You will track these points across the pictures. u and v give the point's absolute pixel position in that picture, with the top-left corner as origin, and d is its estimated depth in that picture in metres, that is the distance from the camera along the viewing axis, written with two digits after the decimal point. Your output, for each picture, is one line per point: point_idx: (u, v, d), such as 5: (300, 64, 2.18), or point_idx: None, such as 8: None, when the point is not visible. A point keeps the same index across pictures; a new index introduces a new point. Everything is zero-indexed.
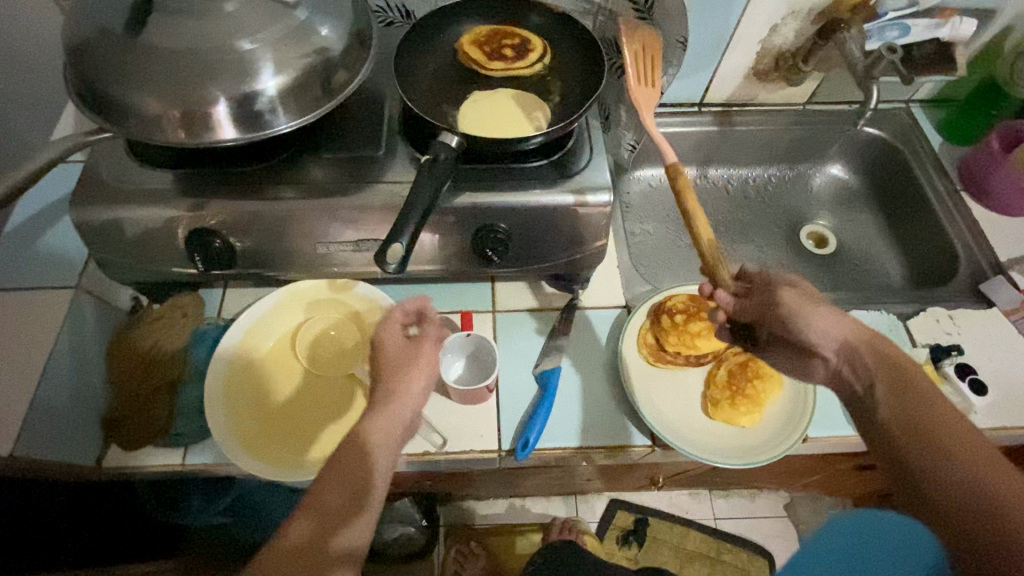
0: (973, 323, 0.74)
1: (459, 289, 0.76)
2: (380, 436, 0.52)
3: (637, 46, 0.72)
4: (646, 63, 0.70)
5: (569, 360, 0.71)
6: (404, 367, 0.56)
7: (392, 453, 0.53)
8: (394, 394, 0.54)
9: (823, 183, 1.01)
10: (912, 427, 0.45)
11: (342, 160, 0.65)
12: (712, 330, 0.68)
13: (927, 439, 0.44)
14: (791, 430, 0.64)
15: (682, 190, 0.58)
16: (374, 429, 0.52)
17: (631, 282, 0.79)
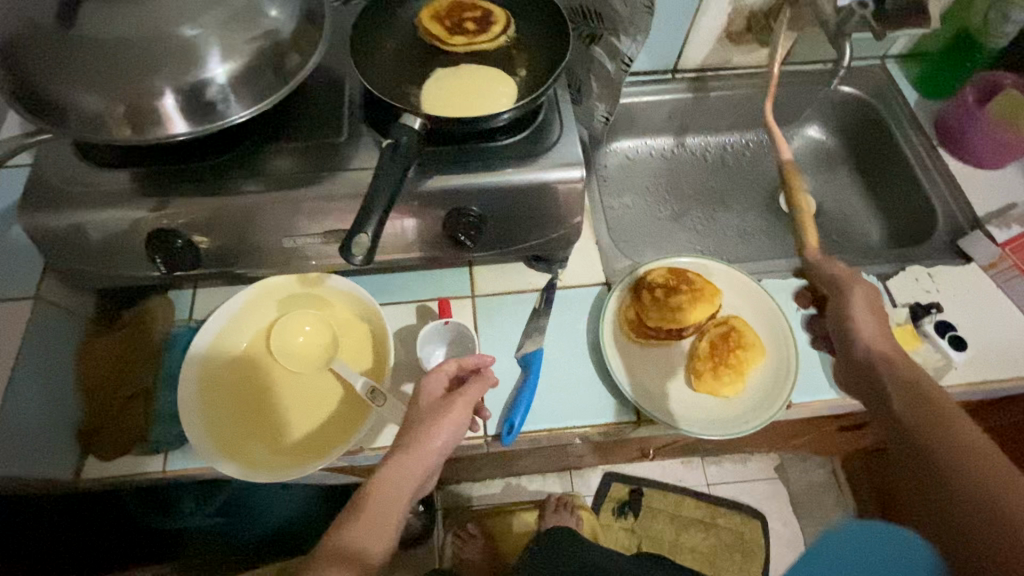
0: (952, 280, 0.74)
1: (436, 275, 0.74)
2: (395, 482, 0.53)
3: None
4: None
5: (551, 341, 0.70)
6: (433, 422, 0.56)
7: (402, 501, 0.54)
8: (423, 434, 0.55)
9: (801, 145, 1.01)
10: (914, 416, 0.46)
11: (305, 149, 0.62)
12: (693, 302, 0.68)
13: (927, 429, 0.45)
14: (774, 398, 0.64)
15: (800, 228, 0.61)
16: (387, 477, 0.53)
17: (610, 258, 0.78)
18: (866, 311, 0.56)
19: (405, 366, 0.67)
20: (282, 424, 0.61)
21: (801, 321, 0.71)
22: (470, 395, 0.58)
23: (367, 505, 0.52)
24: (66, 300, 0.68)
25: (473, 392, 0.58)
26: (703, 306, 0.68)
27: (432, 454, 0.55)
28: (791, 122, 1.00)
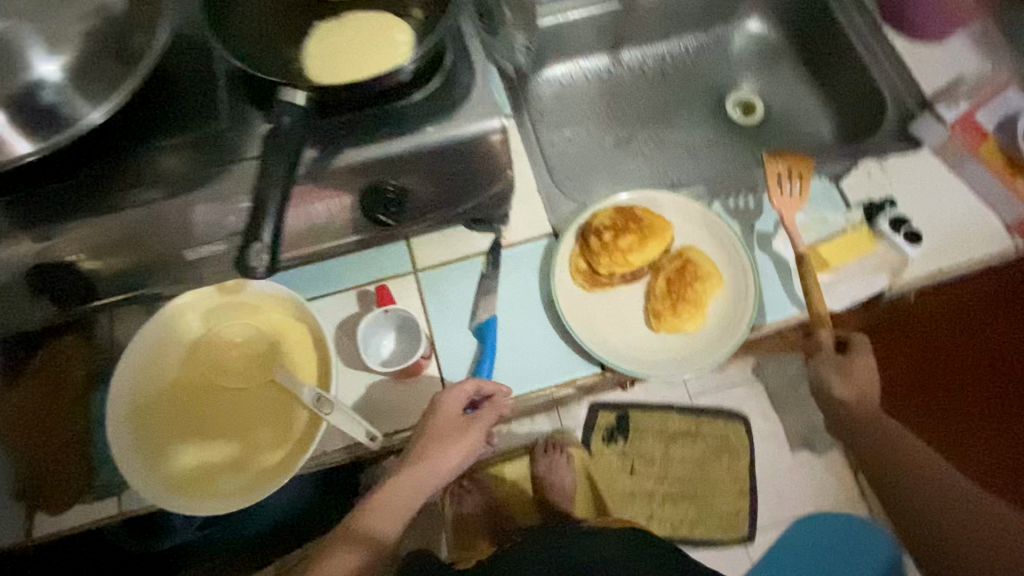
0: (904, 170, 0.71)
1: (371, 255, 0.68)
2: (405, 496, 0.61)
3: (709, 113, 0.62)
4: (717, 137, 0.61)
5: (503, 305, 0.67)
6: (444, 449, 0.59)
7: (412, 502, 0.61)
8: (434, 455, 0.59)
9: (741, 43, 0.94)
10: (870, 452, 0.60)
11: (191, 143, 0.54)
12: (643, 241, 0.64)
13: (879, 443, 0.59)
14: (736, 325, 0.62)
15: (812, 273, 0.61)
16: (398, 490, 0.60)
17: (554, 204, 0.73)
18: (835, 369, 0.60)
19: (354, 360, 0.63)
20: (231, 449, 0.58)
21: (755, 239, 0.68)
22: (482, 423, 0.61)
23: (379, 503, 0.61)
24: None
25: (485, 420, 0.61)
26: (653, 244, 0.65)
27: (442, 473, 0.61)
28: (727, 19, 0.93)
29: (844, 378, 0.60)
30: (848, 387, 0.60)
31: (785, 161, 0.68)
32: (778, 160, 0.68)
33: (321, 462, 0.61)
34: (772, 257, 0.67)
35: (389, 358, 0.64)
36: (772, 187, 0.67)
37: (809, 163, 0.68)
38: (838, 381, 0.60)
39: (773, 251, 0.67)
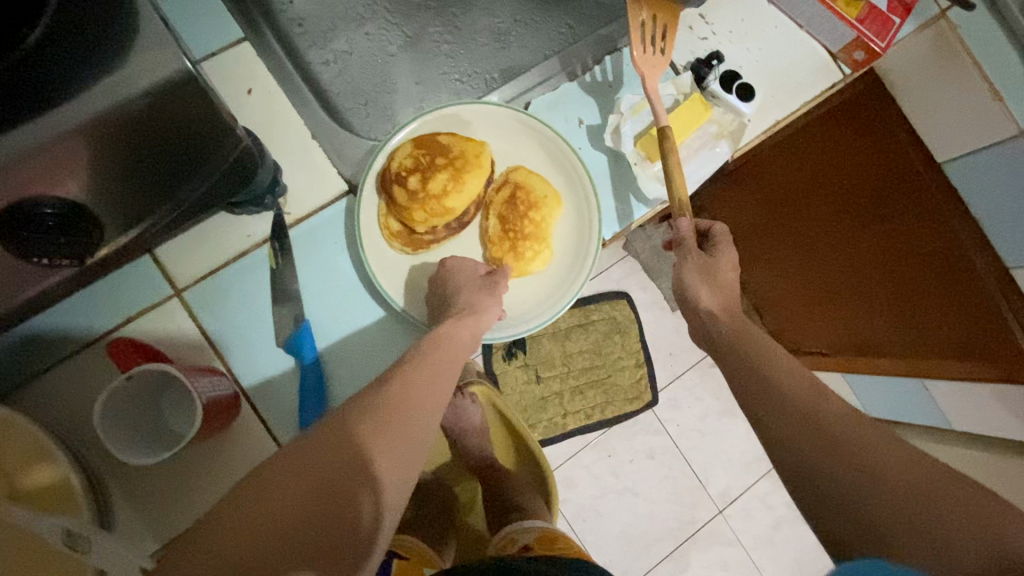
0: (723, 13, 0.62)
1: (102, 291, 0.48)
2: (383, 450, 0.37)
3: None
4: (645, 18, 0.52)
5: (315, 301, 0.52)
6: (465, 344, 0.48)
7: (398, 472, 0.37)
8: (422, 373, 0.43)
9: None
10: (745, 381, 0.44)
11: None
12: (459, 176, 0.51)
13: (750, 364, 0.44)
14: (585, 248, 0.54)
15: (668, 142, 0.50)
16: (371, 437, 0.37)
17: (341, 148, 0.55)
18: (697, 272, 0.51)
19: None
20: None
21: (585, 135, 0.58)
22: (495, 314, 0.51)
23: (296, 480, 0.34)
24: None
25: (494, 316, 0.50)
26: (471, 177, 0.51)
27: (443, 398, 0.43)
28: None
29: (705, 279, 0.51)
30: (718, 298, 0.50)
31: (649, 8, 0.52)
32: (641, 7, 0.52)
33: None
34: (607, 153, 0.58)
35: (168, 424, 0.46)
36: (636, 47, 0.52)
37: (674, 10, 0.54)
38: (703, 287, 0.50)
39: (607, 147, 0.58)
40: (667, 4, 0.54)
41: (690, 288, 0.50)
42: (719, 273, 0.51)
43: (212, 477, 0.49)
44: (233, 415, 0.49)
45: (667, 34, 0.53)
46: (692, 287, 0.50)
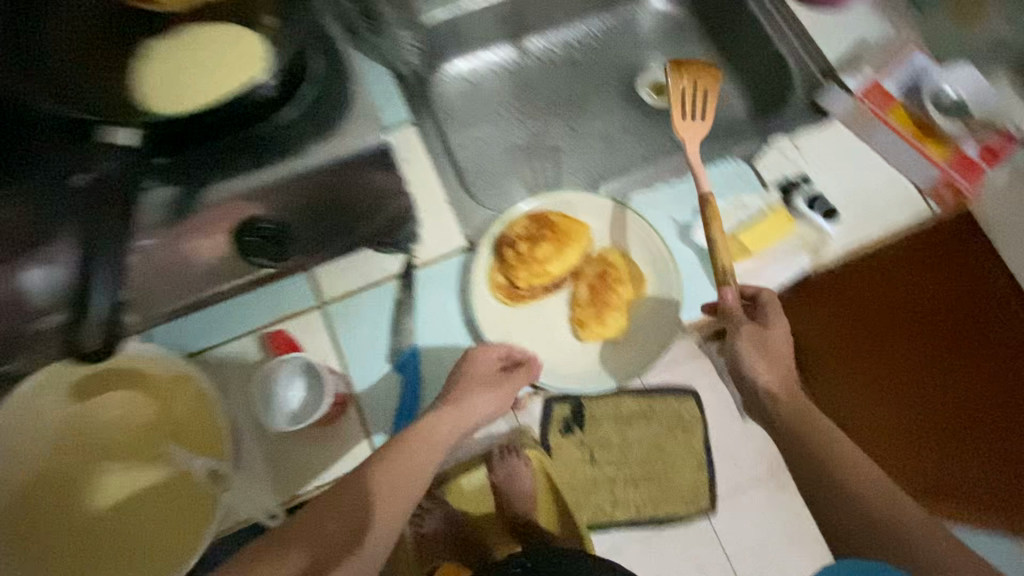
0: (815, 145, 0.70)
1: (268, 295, 0.61)
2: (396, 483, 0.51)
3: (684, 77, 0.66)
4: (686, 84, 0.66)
5: (424, 331, 0.62)
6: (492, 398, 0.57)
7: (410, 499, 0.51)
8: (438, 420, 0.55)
9: (650, 19, 0.90)
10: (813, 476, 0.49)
11: (12, 198, 0.45)
12: (561, 248, 0.61)
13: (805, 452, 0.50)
14: (662, 325, 0.61)
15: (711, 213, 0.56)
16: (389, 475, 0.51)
17: (466, 213, 0.67)
18: (755, 342, 0.53)
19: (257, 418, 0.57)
20: (127, 526, 0.52)
21: (676, 230, 0.65)
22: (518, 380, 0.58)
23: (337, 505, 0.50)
24: None
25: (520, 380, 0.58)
26: (571, 251, 0.61)
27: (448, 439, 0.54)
28: None
29: (762, 351, 0.53)
30: (774, 372, 0.53)
31: (690, 77, 0.66)
32: (682, 76, 0.66)
33: (239, 531, 0.56)
34: (694, 250, 0.64)
35: (296, 409, 0.56)
36: (676, 113, 0.65)
37: (714, 79, 0.66)
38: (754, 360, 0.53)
39: (694, 243, 0.64)
40: (708, 74, 0.67)
41: (748, 364, 0.53)
42: (776, 348, 0.53)
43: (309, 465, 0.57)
44: (341, 412, 0.58)
45: (705, 99, 0.66)
46: (751, 359, 0.53)
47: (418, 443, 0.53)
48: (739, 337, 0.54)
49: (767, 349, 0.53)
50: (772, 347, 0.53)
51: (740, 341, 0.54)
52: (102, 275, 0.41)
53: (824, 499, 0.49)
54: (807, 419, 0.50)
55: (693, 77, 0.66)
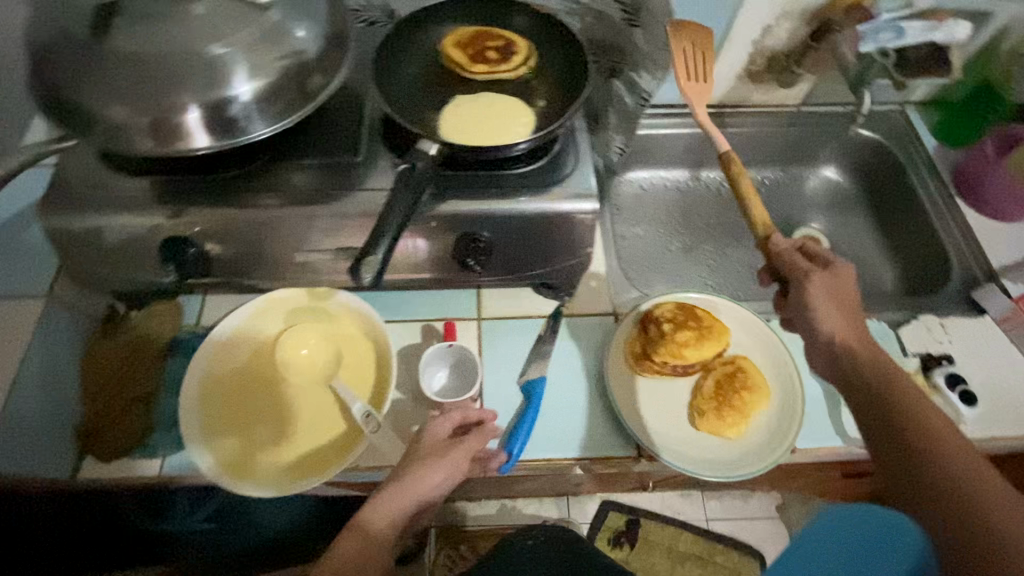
0: (964, 332, 0.73)
1: (443, 297, 0.74)
2: (384, 515, 0.54)
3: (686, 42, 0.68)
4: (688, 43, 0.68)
5: (554, 370, 0.70)
6: (430, 460, 0.57)
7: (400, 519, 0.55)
8: (414, 470, 0.56)
9: (817, 185, 1.01)
10: (893, 461, 0.46)
11: (321, 166, 0.62)
12: (701, 339, 0.68)
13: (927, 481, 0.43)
14: (776, 443, 0.63)
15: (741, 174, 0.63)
16: (377, 511, 0.54)
17: (618, 288, 0.77)
18: (827, 290, 0.56)
19: (409, 385, 0.67)
20: (289, 426, 0.62)
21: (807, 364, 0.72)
22: (473, 445, 0.58)
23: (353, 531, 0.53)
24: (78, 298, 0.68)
25: (473, 443, 0.58)
26: (709, 344, 0.68)
27: (424, 490, 0.56)
28: (808, 161, 1.00)
29: (831, 299, 0.56)
30: (844, 323, 0.55)
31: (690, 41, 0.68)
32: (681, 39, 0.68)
33: (356, 475, 0.63)
34: (820, 387, 0.70)
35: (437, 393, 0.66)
36: (682, 76, 0.67)
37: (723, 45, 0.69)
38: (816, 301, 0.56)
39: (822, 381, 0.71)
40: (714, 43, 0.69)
41: (818, 309, 0.56)
42: (844, 300, 0.56)
43: None
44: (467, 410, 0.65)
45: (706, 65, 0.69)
46: (822, 305, 0.56)
47: (407, 485, 0.55)
48: (810, 281, 0.57)
49: (835, 296, 0.56)
50: (840, 296, 0.56)
51: (810, 281, 0.57)
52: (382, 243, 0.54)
53: (902, 461, 0.46)
54: (892, 403, 0.49)
55: (691, 39, 0.69)
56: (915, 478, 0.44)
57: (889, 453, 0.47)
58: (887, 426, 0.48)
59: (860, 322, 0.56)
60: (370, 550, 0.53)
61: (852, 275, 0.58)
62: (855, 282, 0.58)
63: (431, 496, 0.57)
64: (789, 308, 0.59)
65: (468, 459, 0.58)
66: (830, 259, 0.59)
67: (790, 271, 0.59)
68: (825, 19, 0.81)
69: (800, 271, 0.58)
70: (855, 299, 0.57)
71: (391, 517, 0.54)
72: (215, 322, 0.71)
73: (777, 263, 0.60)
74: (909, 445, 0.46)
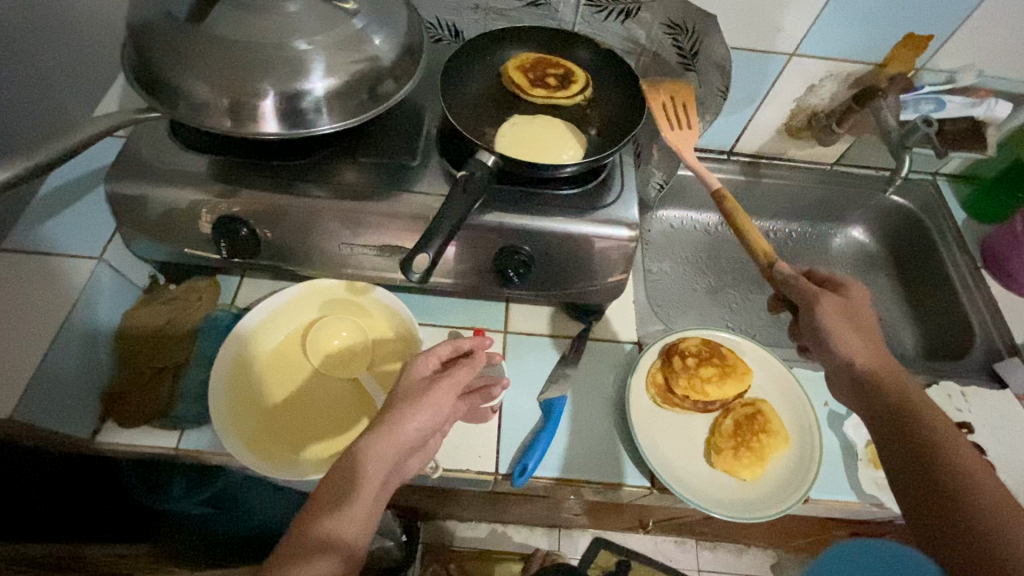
0: (985, 403, 0.73)
1: (474, 306, 0.75)
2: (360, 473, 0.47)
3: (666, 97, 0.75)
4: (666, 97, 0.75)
5: (575, 391, 0.71)
6: (407, 404, 0.50)
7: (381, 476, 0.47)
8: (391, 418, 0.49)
9: (843, 244, 1.03)
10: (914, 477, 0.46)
11: (377, 165, 0.65)
12: (723, 377, 0.69)
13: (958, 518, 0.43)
14: (791, 490, 0.63)
15: (733, 212, 0.61)
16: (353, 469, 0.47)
17: (644, 319, 0.78)
18: (840, 313, 0.54)
19: None
20: (312, 413, 0.63)
21: (827, 415, 0.72)
22: (457, 377, 0.53)
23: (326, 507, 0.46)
24: (125, 265, 0.70)
25: (460, 375, 0.53)
26: (732, 383, 0.69)
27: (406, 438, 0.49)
28: (837, 219, 1.02)
29: (846, 320, 0.54)
30: (862, 347, 0.53)
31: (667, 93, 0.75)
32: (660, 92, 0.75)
33: None
34: (839, 440, 0.70)
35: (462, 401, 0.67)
36: (664, 123, 0.71)
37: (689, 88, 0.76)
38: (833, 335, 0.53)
39: (841, 434, 0.71)
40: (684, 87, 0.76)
41: (834, 332, 0.53)
42: (859, 321, 0.54)
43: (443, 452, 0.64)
44: (486, 419, 0.66)
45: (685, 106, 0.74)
46: (838, 328, 0.53)
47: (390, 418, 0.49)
48: (819, 304, 0.54)
49: (849, 318, 0.54)
50: (855, 316, 0.54)
51: (821, 305, 0.54)
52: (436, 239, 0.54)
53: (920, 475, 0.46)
54: (906, 415, 0.48)
55: (667, 95, 0.75)
56: (944, 498, 0.44)
57: (904, 463, 0.47)
58: (901, 437, 0.48)
59: (878, 341, 0.54)
60: (344, 482, 0.46)
61: (864, 296, 0.56)
62: (869, 303, 0.56)
63: (414, 439, 0.50)
64: (805, 336, 0.57)
65: (456, 392, 0.53)
66: (837, 281, 0.58)
67: (798, 296, 0.56)
68: (868, 85, 0.84)
69: (809, 294, 0.55)
70: (871, 319, 0.55)
71: (372, 457, 0.47)
72: (251, 304, 0.72)
73: (785, 291, 0.58)
74: (927, 457, 0.46)
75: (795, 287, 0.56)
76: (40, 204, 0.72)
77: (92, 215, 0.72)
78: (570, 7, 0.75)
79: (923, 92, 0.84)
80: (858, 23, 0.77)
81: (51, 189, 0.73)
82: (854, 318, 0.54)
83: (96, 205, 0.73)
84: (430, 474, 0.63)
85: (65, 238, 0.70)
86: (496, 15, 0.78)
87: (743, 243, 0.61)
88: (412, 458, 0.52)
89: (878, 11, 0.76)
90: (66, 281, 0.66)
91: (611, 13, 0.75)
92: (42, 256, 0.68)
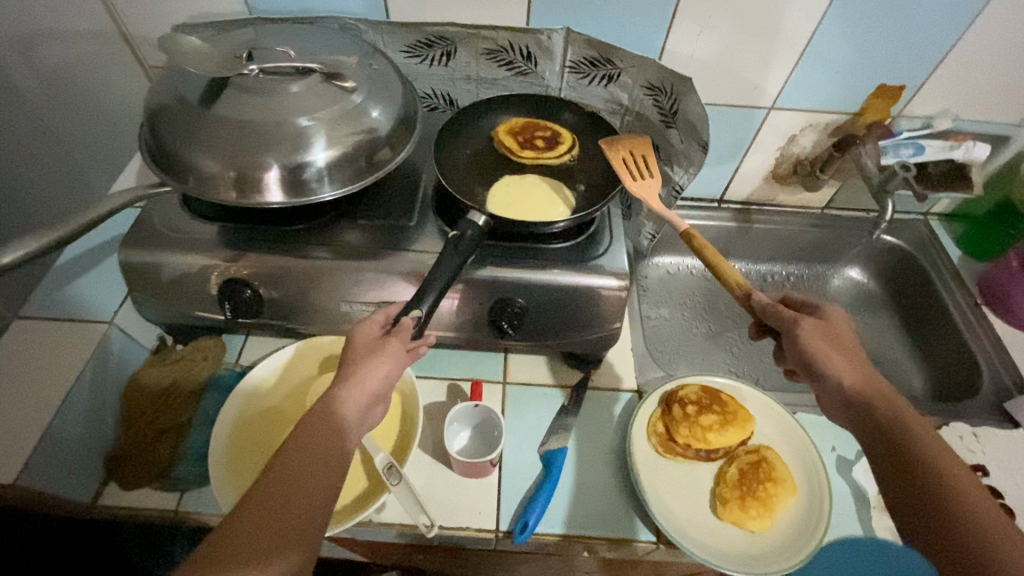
0: (998, 443, 0.72)
1: (473, 358, 0.76)
2: (295, 477, 0.44)
3: (625, 152, 0.73)
4: (627, 153, 0.73)
5: (575, 442, 0.70)
6: (366, 361, 0.52)
7: (317, 477, 0.45)
8: (352, 374, 0.51)
9: (842, 284, 1.04)
10: (915, 514, 0.45)
11: (376, 227, 0.68)
12: (724, 425, 0.68)
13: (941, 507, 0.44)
14: (802, 542, 0.61)
15: (702, 248, 0.62)
16: (284, 471, 0.44)
17: (643, 366, 0.79)
18: (821, 336, 0.55)
19: (431, 441, 0.68)
20: None
21: (836, 461, 0.71)
22: (403, 333, 0.54)
23: (263, 513, 0.42)
24: (136, 328, 0.73)
25: (406, 332, 0.54)
26: (734, 430, 0.68)
27: (357, 402, 0.50)
28: (833, 261, 1.04)
29: (827, 342, 0.55)
30: (849, 367, 0.53)
31: (625, 147, 0.73)
32: (618, 152, 0.72)
33: (366, 532, 0.63)
34: (850, 487, 0.68)
35: (467, 452, 0.68)
36: (628, 178, 0.70)
37: (643, 141, 0.74)
38: (829, 363, 0.54)
39: (852, 481, 0.69)
40: (641, 141, 0.74)
41: (818, 356, 0.54)
42: (842, 343, 0.55)
43: (444, 509, 0.63)
44: (485, 474, 0.65)
45: (646, 161, 0.72)
46: (822, 352, 0.54)
47: (309, 427, 0.47)
48: (800, 328, 0.56)
49: (832, 341, 0.55)
50: (836, 338, 0.55)
51: (801, 329, 0.55)
52: (433, 286, 0.56)
53: (911, 498, 0.45)
54: (895, 434, 0.48)
55: (628, 149, 0.73)
56: (937, 512, 0.44)
57: (899, 492, 0.46)
58: (897, 471, 0.47)
59: (861, 359, 0.54)
60: (294, 503, 0.43)
61: (841, 317, 0.58)
62: (847, 324, 0.57)
63: (371, 400, 0.51)
64: (793, 363, 0.57)
65: (406, 346, 0.54)
66: (815, 305, 0.59)
67: (779, 324, 0.57)
68: (846, 133, 0.88)
69: (788, 320, 0.56)
70: (851, 339, 0.56)
71: (317, 455, 0.46)
72: (254, 362, 0.74)
73: (765, 319, 0.59)
74: (918, 483, 0.45)
75: (774, 314, 0.58)
76: (56, 274, 0.76)
77: (103, 281, 0.75)
78: (555, 74, 0.81)
79: (901, 137, 0.86)
80: (831, 80, 0.81)
81: (69, 258, 0.77)
82: (835, 336, 0.56)
83: (107, 272, 0.76)
84: (426, 532, 0.59)
85: (77, 304, 0.73)
86: (487, 84, 0.83)
87: (718, 278, 0.61)
88: (378, 408, 0.53)
89: (850, 67, 0.80)
90: (78, 347, 0.69)
91: (594, 79, 0.81)
92: (57, 323, 0.71)
